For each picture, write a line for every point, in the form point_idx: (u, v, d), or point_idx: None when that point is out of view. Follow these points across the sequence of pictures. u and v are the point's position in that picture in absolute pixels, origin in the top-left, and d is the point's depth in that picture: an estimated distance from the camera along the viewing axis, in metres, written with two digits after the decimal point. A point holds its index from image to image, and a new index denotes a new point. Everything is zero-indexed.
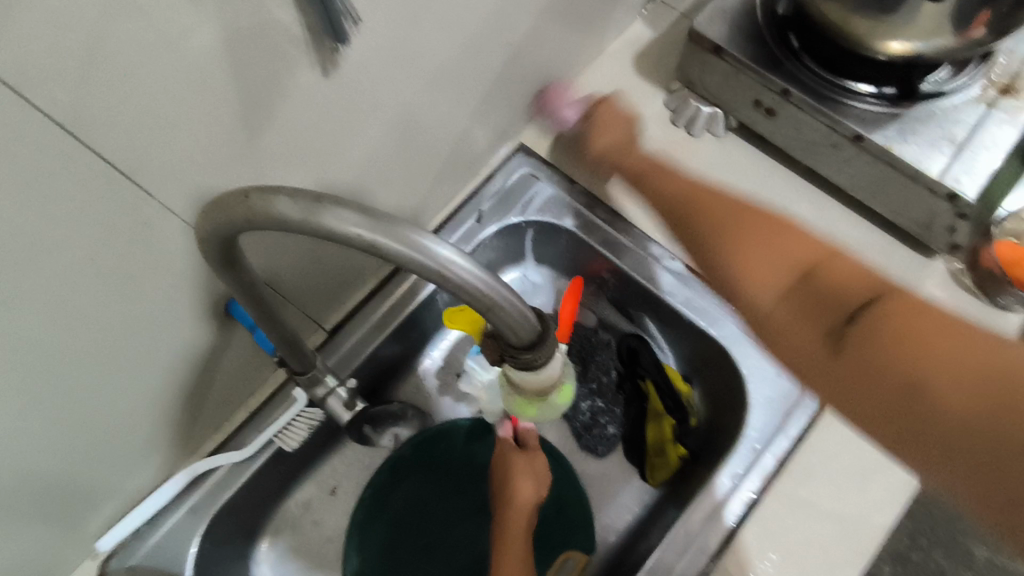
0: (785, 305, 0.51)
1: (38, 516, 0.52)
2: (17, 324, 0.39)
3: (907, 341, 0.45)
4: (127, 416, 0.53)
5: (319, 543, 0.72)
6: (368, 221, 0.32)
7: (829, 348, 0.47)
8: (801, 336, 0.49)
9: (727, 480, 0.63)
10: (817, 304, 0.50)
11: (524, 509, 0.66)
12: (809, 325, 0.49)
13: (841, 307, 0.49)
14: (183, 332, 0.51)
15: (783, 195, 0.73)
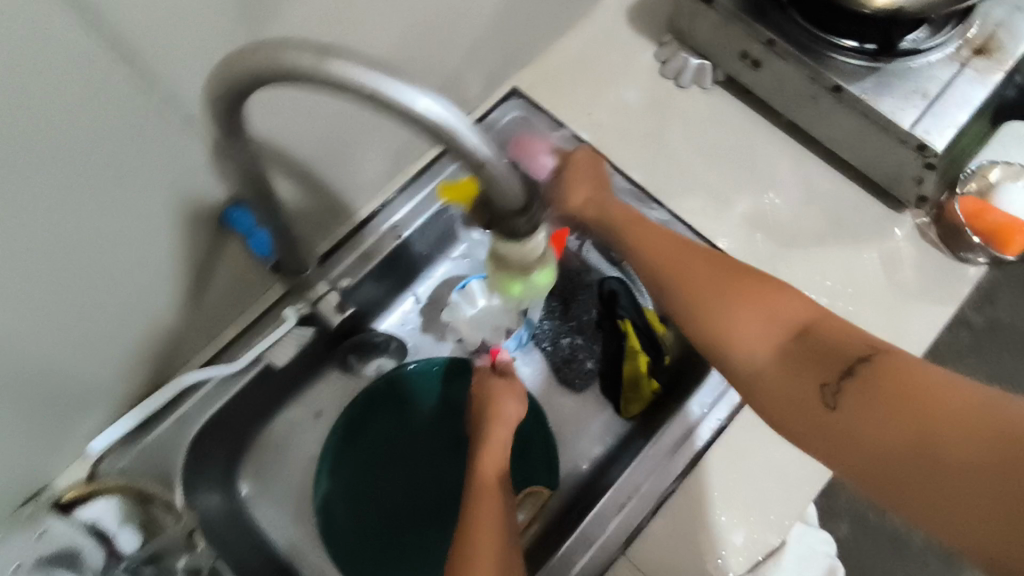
0: (772, 364, 0.44)
1: (34, 410, 0.55)
2: (22, 200, 0.41)
3: (903, 400, 0.37)
4: (122, 316, 0.55)
5: (302, 464, 0.74)
6: (374, 71, 0.32)
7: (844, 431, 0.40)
8: (795, 418, 0.42)
9: (695, 409, 0.67)
10: (809, 356, 0.43)
11: (511, 421, 0.67)
12: (792, 381, 0.43)
13: (829, 363, 0.42)
14: (178, 236, 0.53)
15: (766, 147, 0.75)
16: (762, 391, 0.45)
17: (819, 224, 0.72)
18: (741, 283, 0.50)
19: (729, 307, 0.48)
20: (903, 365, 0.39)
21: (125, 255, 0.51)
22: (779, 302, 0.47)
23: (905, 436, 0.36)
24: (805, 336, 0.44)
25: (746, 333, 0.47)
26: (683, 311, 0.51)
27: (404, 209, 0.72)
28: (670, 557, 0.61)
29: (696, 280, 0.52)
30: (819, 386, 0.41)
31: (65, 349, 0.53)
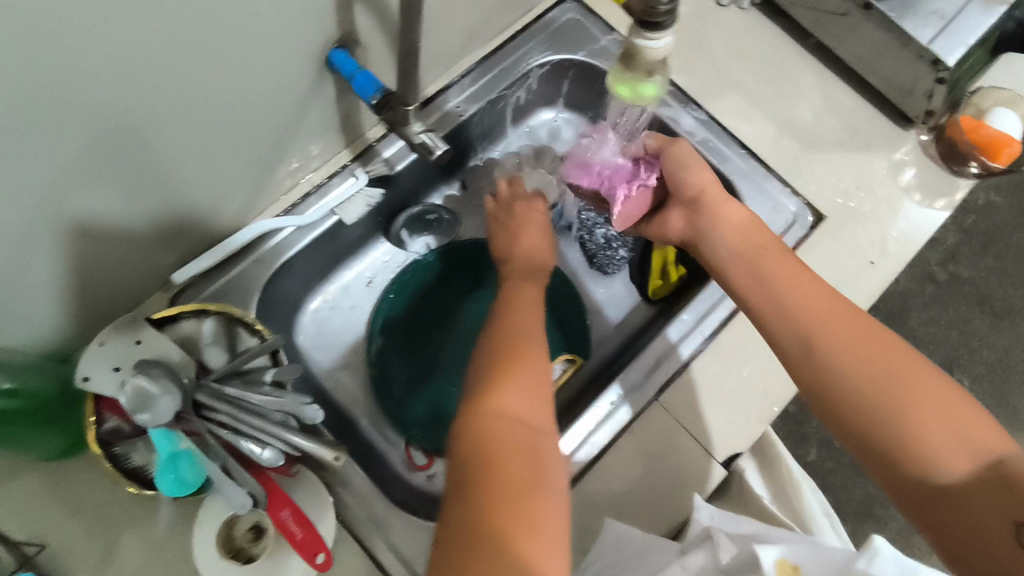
0: (959, 483, 0.47)
1: (140, 221, 0.60)
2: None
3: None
4: (223, 143, 0.60)
5: (355, 323, 0.80)
6: None
7: (1016, 541, 0.44)
8: (970, 541, 0.46)
9: (677, 329, 0.71)
10: (997, 492, 0.46)
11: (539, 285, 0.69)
12: (974, 513, 0.46)
13: (1019, 502, 0.45)
14: (284, 71, 0.59)
15: (794, 64, 0.83)
16: (928, 508, 0.48)
17: (837, 133, 0.80)
18: (928, 400, 0.50)
19: (917, 399, 0.50)
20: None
21: (241, 74, 0.55)
22: (974, 422, 0.49)
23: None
24: (997, 466, 0.47)
25: (944, 446, 0.48)
26: (865, 394, 0.51)
27: (466, 92, 0.78)
28: (699, 406, 0.69)
29: (883, 360, 0.52)
30: (1010, 523, 0.45)
31: (176, 160, 0.57)
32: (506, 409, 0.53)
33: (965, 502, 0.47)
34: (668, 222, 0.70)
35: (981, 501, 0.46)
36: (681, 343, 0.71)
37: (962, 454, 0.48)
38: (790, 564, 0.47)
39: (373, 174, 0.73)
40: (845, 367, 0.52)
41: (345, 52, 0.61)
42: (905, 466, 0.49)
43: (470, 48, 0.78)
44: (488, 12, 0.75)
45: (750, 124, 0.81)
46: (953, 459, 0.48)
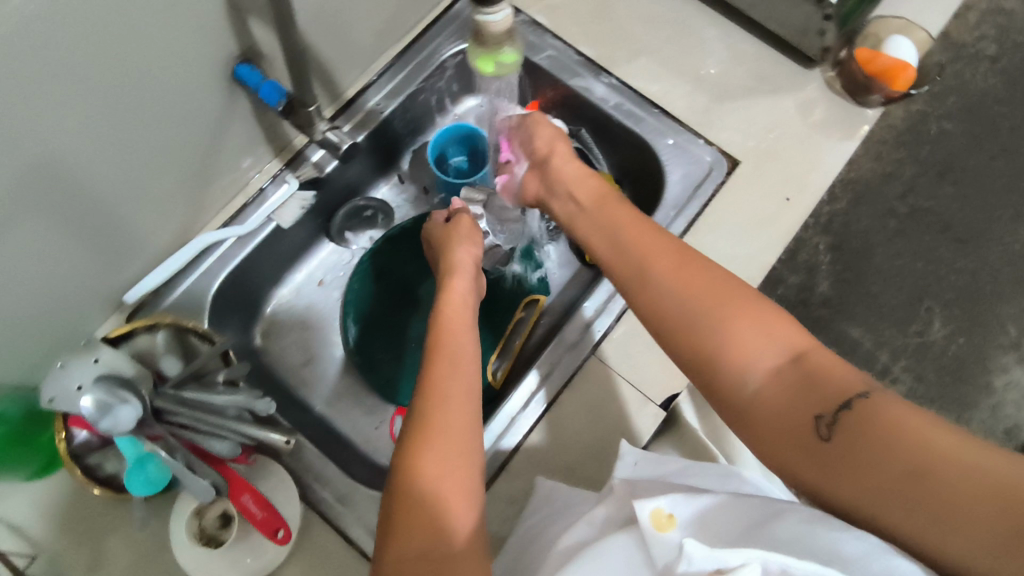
0: (770, 390, 0.46)
1: (86, 248, 0.64)
2: (88, 37, 0.51)
3: (900, 433, 0.39)
4: (153, 165, 0.65)
5: (310, 324, 0.85)
6: None
7: (819, 435, 0.43)
8: (780, 443, 0.44)
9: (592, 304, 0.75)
10: (802, 387, 0.45)
11: (466, 265, 0.71)
12: (785, 418, 0.45)
13: (820, 396, 0.44)
14: (198, 89, 0.63)
15: (696, 21, 0.86)
16: (748, 421, 0.46)
17: (742, 80, 0.84)
18: (737, 317, 0.49)
19: (729, 315, 0.49)
20: (895, 403, 0.41)
21: (153, 97, 0.60)
22: (782, 322, 0.49)
23: (903, 471, 0.38)
24: (803, 360, 0.46)
25: (754, 353, 0.47)
26: (688, 313, 0.51)
27: (385, 89, 0.82)
28: (635, 353, 0.73)
29: (697, 280, 0.52)
30: (811, 418, 0.44)
31: (108, 184, 0.62)
32: (442, 417, 0.52)
33: (777, 399, 0.46)
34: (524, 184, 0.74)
35: (786, 395, 0.45)
36: (596, 321, 0.74)
37: (770, 351, 0.47)
38: (667, 513, 0.43)
39: (303, 178, 0.77)
40: (667, 297, 0.52)
41: (249, 65, 0.64)
42: (719, 378, 0.48)
43: (384, 49, 0.82)
44: (394, 9, 0.79)
45: (660, 85, 0.84)
46: (762, 362, 0.47)
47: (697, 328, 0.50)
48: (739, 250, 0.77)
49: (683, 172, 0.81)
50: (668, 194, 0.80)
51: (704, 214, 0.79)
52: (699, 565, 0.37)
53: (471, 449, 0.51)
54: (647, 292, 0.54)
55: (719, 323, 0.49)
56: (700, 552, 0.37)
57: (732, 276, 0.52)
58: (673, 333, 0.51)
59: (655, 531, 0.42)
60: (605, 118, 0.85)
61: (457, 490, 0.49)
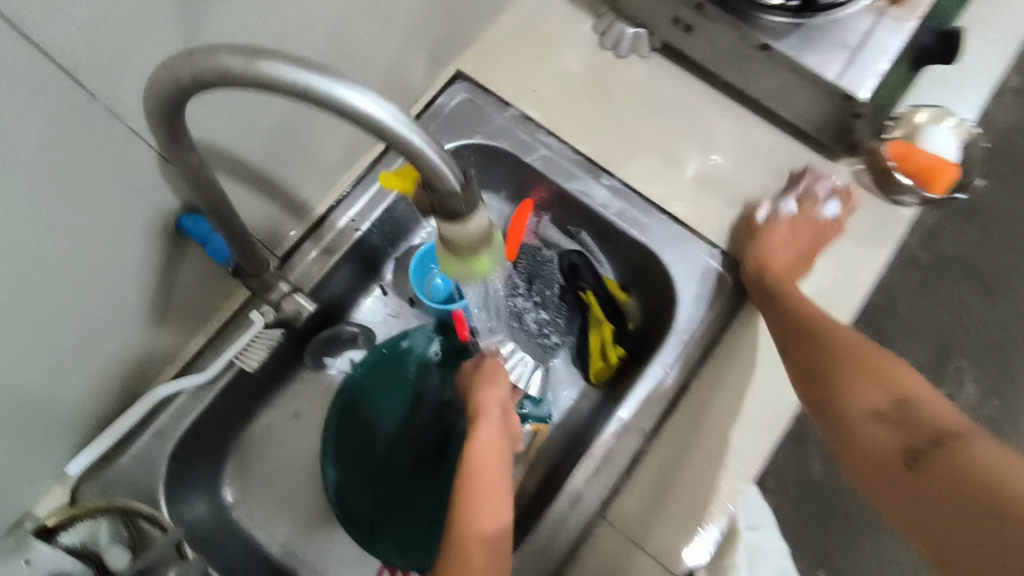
0: (871, 432, 0.52)
1: (11, 434, 0.55)
2: None
3: (958, 486, 0.44)
4: (87, 333, 0.56)
5: (286, 465, 0.76)
6: (302, 65, 0.32)
7: (905, 465, 0.48)
8: (872, 473, 0.50)
9: (601, 451, 0.67)
10: (903, 422, 0.50)
11: (495, 409, 0.63)
12: (873, 454, 0.50)
13: (915, 431, 0.49)
14: (136, 248, 0.55)
15: (706, 110, 0.78)
16: (848, 447, 0.53)
17: (759, 177, 0.75)
18: (893, 372, 0.54)
19: (868, 368, 0.55)
20: (977, 448, 0.45)
21: (78, 271, 0.51)
22: (916, 383, 0.53)
23: (978, 513, 0.42)
24: (904, 403, 0.52)
25: (856, 394, 0.54)
26: (828, 386, 0.57)
27: (358, 204, 0.74)
28: (650, 510, 0.64)
29: (866, 346, 0.57)
30: (902, 448, 0.49)
31: (35, 365, 0.53)
32: None
33: (879, 434, 0.51)
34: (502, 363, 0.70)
35: (888, 425, 0.51)
36: (605, 470, 0.66)
37: (893, 395, 0.53)
38: None
39: (269, 319, 0.67)
40: (837, 342, 0.59)
41: (196, 215, 0.56)
42: (829, 415, 0.56)
43: (357, 158, 0.73)
44: None
45: (668, 185, 0.75)
46: (874, 402, 0.53)
47: (840, 386, 0.56)
48: (765, 380, 0.68)
49: (696, 288, 0.71)
50: (679, 315, 0.71)
51: (723, 339, 0.70)
52: None
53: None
54: (800, 364, 0.60)
55: (863, 374, 0.55)
56: None
57: (871, 341, 0.58)
58: (822, 391, 0.57)
59: None
60: (607, 225, 0.76)
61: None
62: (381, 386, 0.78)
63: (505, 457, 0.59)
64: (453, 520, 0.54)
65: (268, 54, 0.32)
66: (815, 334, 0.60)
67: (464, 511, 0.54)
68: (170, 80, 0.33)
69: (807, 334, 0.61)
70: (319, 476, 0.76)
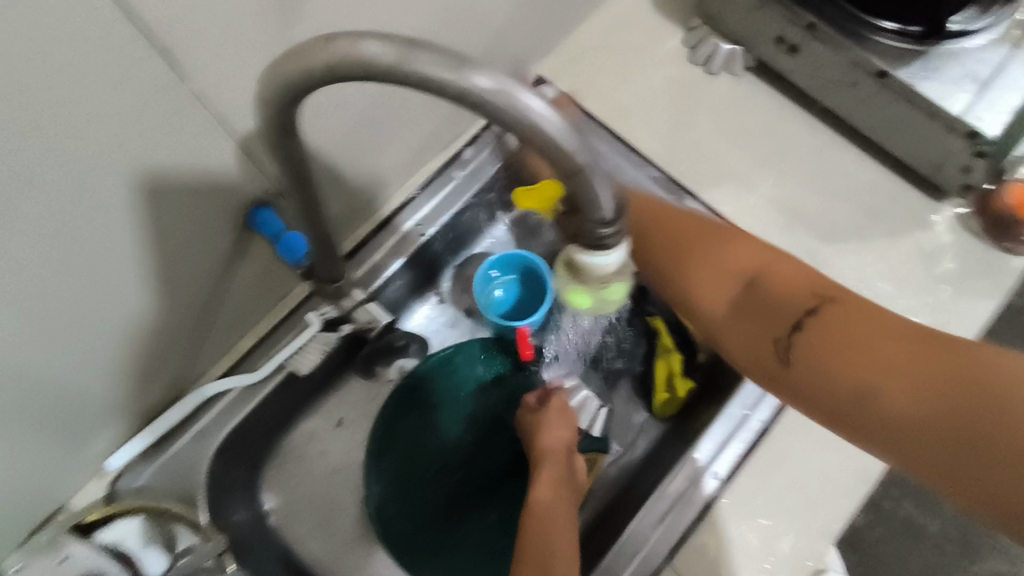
0: (733, 324, 0.48)
1: (51, 426, 0.52)
2: (52, 216, 0.39)
3: (842, 341, 0.41)
4: (141, 328, 0.53)
5: (325, 475, 0.71)
6: (460, 64, 0.30)
7: (779, 361, 0.44)
8: (756, 368, 0.47)
9: (671, 493, 0.62)
10: (753, 304, 0.47)
11: (559, 453, 0.63)
12: (754, 346, 0.46)
13: (778, 316, 0.45)
14: (203, 240, 0.51)
15: (800, 136, 0.73)
16: (718, 339, 0.50)
17: (856, 213, 0.70)
18: (744, 259, 0.49)
19: (688, 259, 0.51)
20: (846, 309, 0.43)
21: (142, 262, 0.48)
22: (740, 248, 0.50)
23: (882, 376, 0.39)
24: (755, 283, 0.47)
25: (711, 296, 0.49)
26: (673, 283, 0.52)
27: (425, 209, 0.69)
28: (720, 564, 0.59)
29: (686, 227, 0.53)
30: (771, 342, 0.45)
31: (85, 356, 0.50)
32: None
33: (740, 330, 0.47)
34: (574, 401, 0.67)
35: (748, 320, 0.47)
36: (677, 513, 0.61)
37: (729, 295, 0.48)
38: None
39: (325, 318, 0.64)
40: (663, 282, 0.52)
41: (270, 210, 0.52)
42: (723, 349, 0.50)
43: (428, 161, 0.70)
44: (445, 118, 0.67)
45: (755, 214, 0.70)
46: (726, 296, 0.48)
47: (682, 266, 0.51)
48: None
49: None
50: None
51: None
52: None
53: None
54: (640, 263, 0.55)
55: (706, 262, 0.50)
56: None
57: (706, 218, 0.53)
58: (677, 282, 0.51)
59: None
60: None
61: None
62: (434, 399, 0.74)
63: (567, 503, 0.60)
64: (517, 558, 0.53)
65: (413, 45, 0.30)
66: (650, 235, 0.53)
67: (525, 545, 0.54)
68: (303, 69, 0.31)
69: (647, 231, 0.53)
70: (360, 490, 0.72)
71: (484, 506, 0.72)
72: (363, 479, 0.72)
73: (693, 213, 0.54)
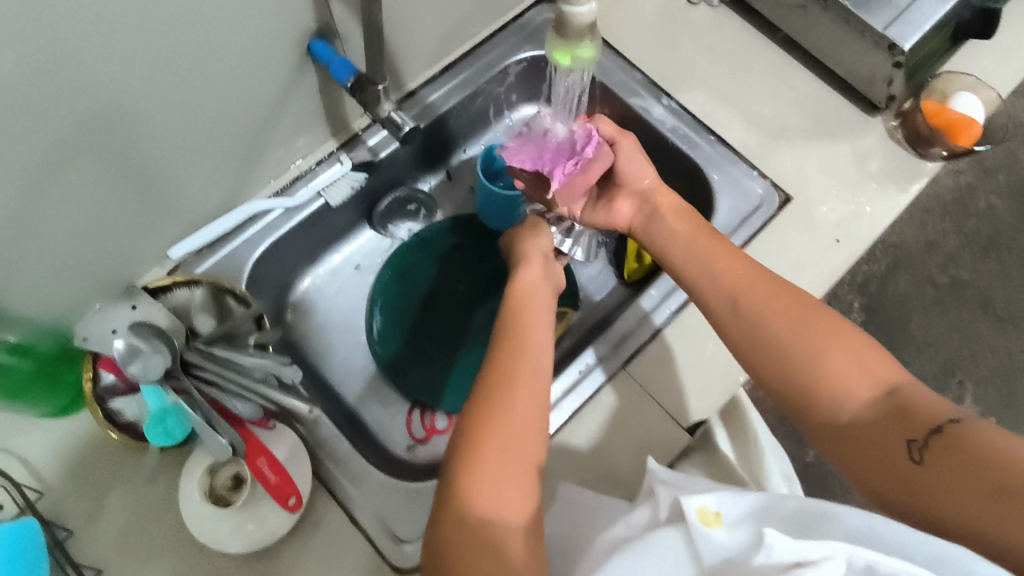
0: (864, 419, 0.50)
1: (138, 197, 0.65)
2: None
3: (961, 465, 0.44)
4: (215, 126, 0.66)
5: (343, 307, 0.85)
6: None
7: (909, 459, 0.47)
8: (876, 477, 0.48)
9: (629, 320, 0.74)
10: (893, 415, 0.49)
11: (533, 256, 0.70)
12: (876, 447, 0.49)
13: (912, 421, 0.48)
14: (274, 57, 0.65)
15: (762, 57, 0.87)
16: (845, 448, 0.51)
17: (803, 120, 0.84)
18: (816, 322, 0.55)
19: (786, 325, 0.56)
20: (984, 425, 0.46)
21: (229, 60, 0.61)
22: (864, 349, 0.53)
23: (993, 490, 0.42)
24: (894, 394, 0.50)
25: (843, 383, 0.52)
26: (766, 347, 0.56)
27: (446, 87, 0.83)
28: (667, 374, 0.72)
29: (769, 296, 0.58)
30: (904, 442, 0.48)
31: (173, 136, 0.63)
32: (507, 399, 0.52)
33: (865, 423, 0.50)
34: (617, 210, 0.73)
35: (877, 415, 0.50)
36: (633, 334, 0.74)
37: (856, 380, 0.51)
38: (712, 512, 0.45)
39: (358, 160, 0.79)
40: (757, 338, 0.57)
41: (324, 42, 0.66)
42: (814, 412, 0.53)
43: (452, 48, 0.84)
44: (469, 9, 0.81)
45: (718, 114, 0.84)
46: (868, 400, 0.51)
47: (767, 330, 0.57)
48: None
49: (734, 202, 0.80)
50: (717, 220, 0.80)
51: (753, 245, 0.78)
52: (778, 556, 0.40)
53: (531, 453, 0.50)
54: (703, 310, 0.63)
55: (816, 339, 0.54)
56: (782, 543, 0.40)
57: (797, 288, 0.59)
58: (756, 358, 0.57)
59: (702, 526, 0.44)
60: (660, 140, 0.85)
61: (512, 487, 0.49)
62: (435, 253, 0.88)
63: (546, 295, 0.65)
64: (500, 338, 0.58)
65: None
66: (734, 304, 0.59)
67: (507, 328, 0.59)
68: None
69: (725, 312, 0.60)
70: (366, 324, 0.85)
71: (472, 342, 0.84)
72: (370, 311, 0.85)
73: (780, 283, 0.59)
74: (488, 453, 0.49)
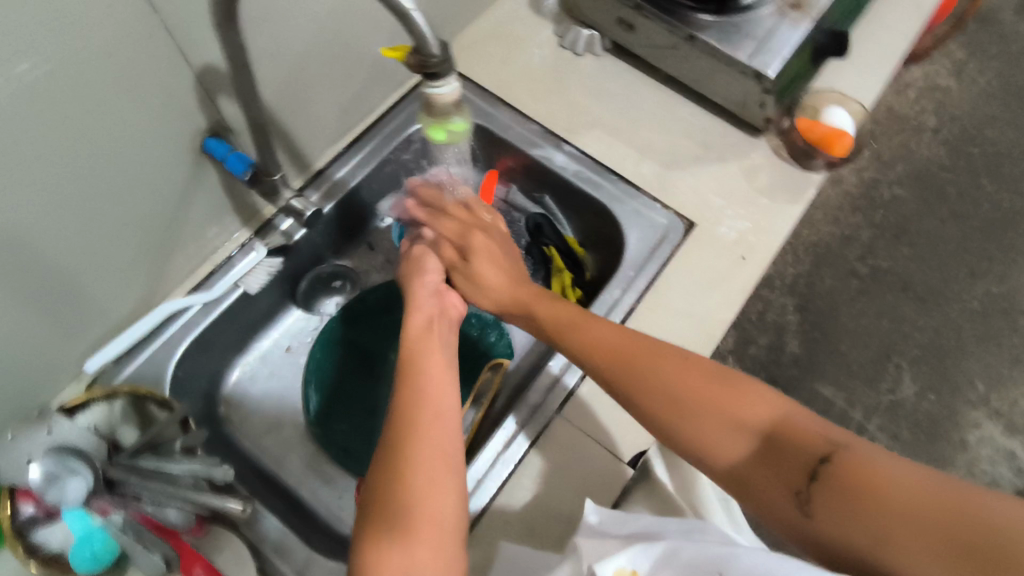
0: (751, 468, 0.50)
1: (44, 320, 0.64)
2: (58, 118, 0.53)
3: (846, 501, 0.44)
4: (117, 237, 0.66)
5: (277, 390, 0.85)
6: None
7: (797, 505, 0.46)
8: (777, 519, 0.48)
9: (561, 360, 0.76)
10: (774, 459, 0.49)
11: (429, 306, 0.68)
12: (766, 500, 0.48)
13: (793, 465, 0.48)
14: (167, 161, 0.65)
15: (647, 95, 0.93)
16: (747, 503, 0.50)
17: (694, 148, 0.89)
18: (694, 378, 0.55)
19: (659, 377, 0.56)
20: (859, 458, 0.45)
21: (121, 172, 0.62)
22: (741, 394, 0.53)
23: (867, 525, 0.42)
24: (771, 435, 0.50)
25: (724, 431, 0.52)
26: (653, 408, 0.55)
27: (352, 162, 0.85)
28: (599, 410, 0.74)
29: (645, 350, 0.58)
30: (788, 487, 0.47)
31: (71, 253, 0.63)
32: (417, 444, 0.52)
33: (757, 470, 0.50)
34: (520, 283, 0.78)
35: (763, 461, 0.49)
36: (566, 372, 0.76)
37: (737, 427, 0.51)
38: (628, 572, 0.44)
39: (272, 246, 0.80)
40: (644, 398, 0.56)
41: (218, 138, 0.68)
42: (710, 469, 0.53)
43: (352, 124, 0.86)
44: (363, 87, 0.83)
45: (615, 154, 0.89)
46: (748, 444, 0.51)
47: (648, 390, 0.56)
48: (697, 306, 0.79)
49: (642, 234, 0.84)
50: (628, 255, 0.84)
51: (664, 274, 0.81)
52: None
53: (446, 496, 0.50)
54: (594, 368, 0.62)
55: (691, 392, 0.54)
56: None
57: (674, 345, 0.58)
58: (649, 421, 0.56)
59: None
60: (567, 184, 0.89)
61: (428, 530, 0.48)
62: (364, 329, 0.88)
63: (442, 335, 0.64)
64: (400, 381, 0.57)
65: None
66: (615, 363, 0.59)
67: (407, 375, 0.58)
68: None
69: (610, 372, 0.59)
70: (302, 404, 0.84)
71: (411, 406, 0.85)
72: (304, 393, 0.84)
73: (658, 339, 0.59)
74: (399, 503, 0.49)
